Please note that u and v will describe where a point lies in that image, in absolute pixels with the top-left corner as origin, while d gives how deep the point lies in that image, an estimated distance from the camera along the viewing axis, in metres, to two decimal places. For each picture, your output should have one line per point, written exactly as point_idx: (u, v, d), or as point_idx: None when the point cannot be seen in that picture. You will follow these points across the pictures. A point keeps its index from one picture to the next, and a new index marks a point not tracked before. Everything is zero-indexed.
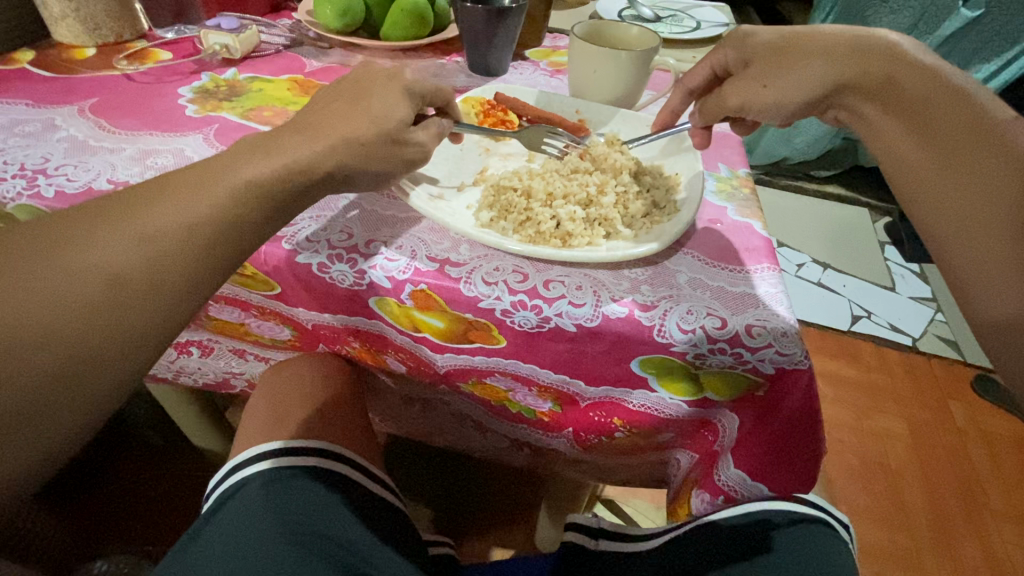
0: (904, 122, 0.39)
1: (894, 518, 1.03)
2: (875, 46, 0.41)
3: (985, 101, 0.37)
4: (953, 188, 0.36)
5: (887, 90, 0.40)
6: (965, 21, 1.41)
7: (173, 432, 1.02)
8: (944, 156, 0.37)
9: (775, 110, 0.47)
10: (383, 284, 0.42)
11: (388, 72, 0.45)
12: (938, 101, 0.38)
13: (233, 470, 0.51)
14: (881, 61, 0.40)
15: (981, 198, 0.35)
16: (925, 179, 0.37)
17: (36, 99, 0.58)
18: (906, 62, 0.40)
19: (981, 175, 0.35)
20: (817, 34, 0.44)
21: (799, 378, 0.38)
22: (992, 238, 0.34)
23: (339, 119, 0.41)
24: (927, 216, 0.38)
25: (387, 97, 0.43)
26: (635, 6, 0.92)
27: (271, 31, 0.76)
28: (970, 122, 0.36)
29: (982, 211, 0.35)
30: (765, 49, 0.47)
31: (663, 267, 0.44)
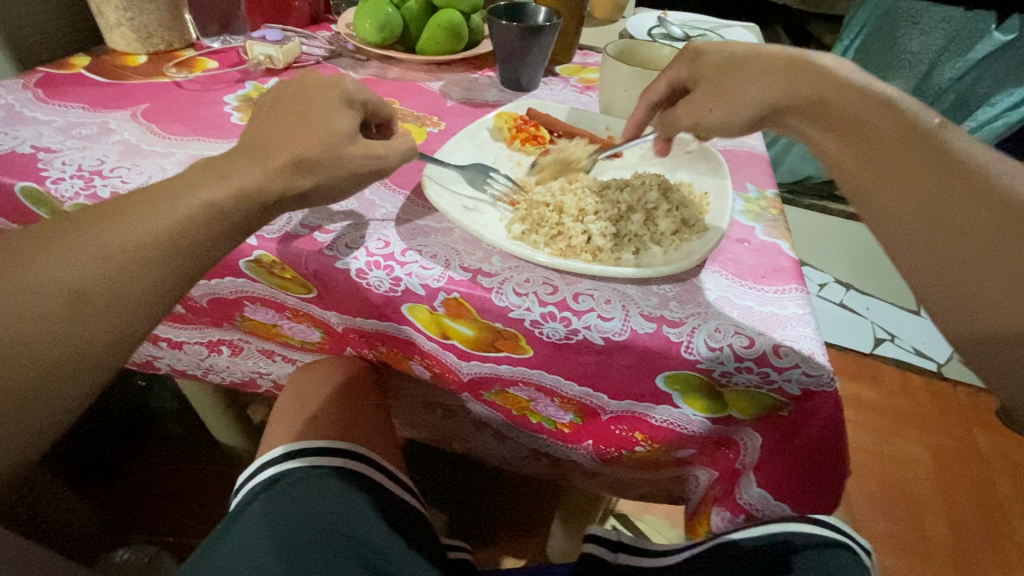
0: (841, 135, 0.39)
1: (914, 546, 1.00)
2: (807, 65, 0.42)
3: (912, 111, 0.38)
4: (898, 193, 0.36)
5: (820, 109, 0.40)
6: (996, 45, 1.38)
7: (197, 426, 1.04)
8: (883, 166, 0.37)
9: (720, 130, 0.47)
10: (418, 291, 0.43)
11: (328, 81, 0.46)
12: (871, 113, 0.38)
13: (264, 465, 0.53)
14: (813, 79, 0.41)
15: (922, 200, 0.35)
16: (867, 190, 0.37)
17: (91, 103, 0.62)
18: (835, 82, 0.40)
19: (925, 180, 0.35)
20: (752, 55, 0.45)
21: (825, 399, 0.39)
22: (956, 244, 0.34)
23: (288, 131, 0.42)
24: (876, 224, 0.37)
25: (334, 103, 0.44)
26: (666, 24, 0.93)
27: (312, 43, 0.79)
28: (903, 130, 0.37)
29: (927, 213, 0.35)
30: (706, 70, 0.48)
31: (691, 284, 0.45)
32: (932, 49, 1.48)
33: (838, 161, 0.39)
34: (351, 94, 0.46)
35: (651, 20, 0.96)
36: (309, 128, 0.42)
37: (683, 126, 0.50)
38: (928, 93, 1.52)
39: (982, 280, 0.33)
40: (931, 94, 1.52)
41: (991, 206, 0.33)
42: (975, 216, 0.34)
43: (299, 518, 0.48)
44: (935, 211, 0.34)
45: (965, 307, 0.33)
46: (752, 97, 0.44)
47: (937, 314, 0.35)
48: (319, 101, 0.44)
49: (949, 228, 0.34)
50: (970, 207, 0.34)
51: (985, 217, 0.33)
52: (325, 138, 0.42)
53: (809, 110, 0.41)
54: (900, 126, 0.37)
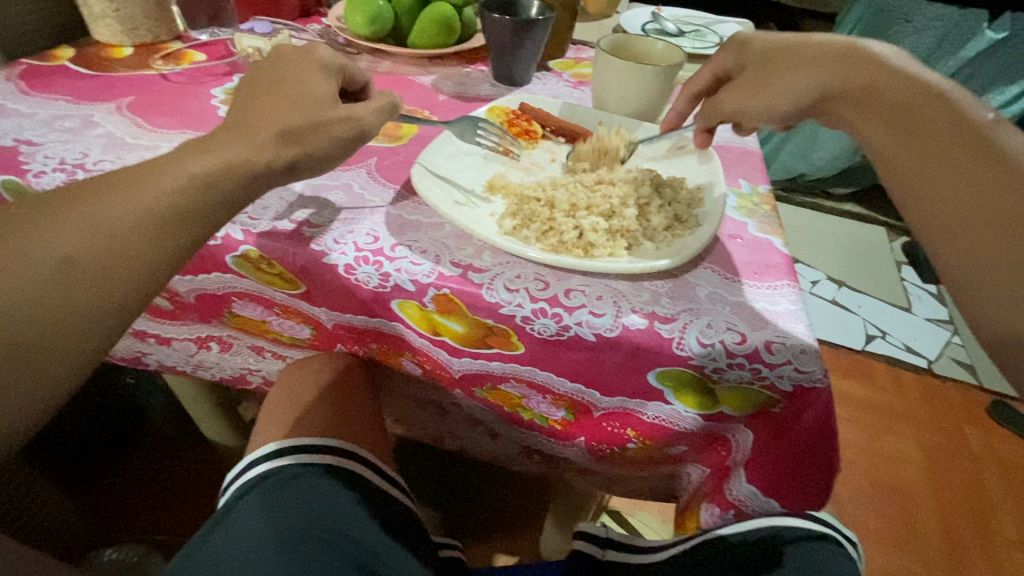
0: (892, 124, 0.39)
1: (905, 541, 1.01)
2: (860, 53, 0.42)
3: (962, 103, 0.39)
4: (949, 188, 0.37)
5: (872, 97, 0.40)
6: (989, 42, 1.41)
7: (186, 424, 1.03)
8: (934, 158, 0.38)
9: (764, 116, 0.46)
10: (407, 286, 0.43)
11: (299, 52, 0.48)
12: (922, 106, 0.39)
13: (249, 464, 0.52)
14: (867, 69, 0.41)
15: (973, 196, 0.36)
16: (914, 181, 0.38)
17: (75, 95, 0.60)
18: (888, 70, 0.41)
19: (972, 171, 0.36)
20: (806, 43, 0.45)
21: (816, 395, 0.39)
22: (997, 235, 0.35)
23: (272, 103, 0.43)
24: (919, 212, 0.38)
25: (309, 69, 0.46)
26: (660, 20, 0.93)
27: (302, 36, 0.78)
28: (954, 125, 0.38)
29: (975, 209, 0.36)
30: (757, 57, 0.48)
31: (683, 280, 0.44)
32: (925, 47, 1.48)
33: (887, 152, 0.40)
34: (327, 63, 0.48)
35: (645, 15, 0.96)
36: (291, 96, 0.43)
37: (720, 115, 0.50)
38: None
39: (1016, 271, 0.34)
40: None
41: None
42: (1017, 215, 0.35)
43: (287, 515, 0.47)
44: (983, 209, 0.36)
45: (999, 303, 0.35)
46: (806, 82, 0.43)
47: None
48: (298, 73, 0.45)
49: (995, 225, 0.35)
50: (1012, 206, 0.35)
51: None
52: (309, 106, 0.43)
53: (863, 99, 0.41)
54: (951, 120, 0.38)
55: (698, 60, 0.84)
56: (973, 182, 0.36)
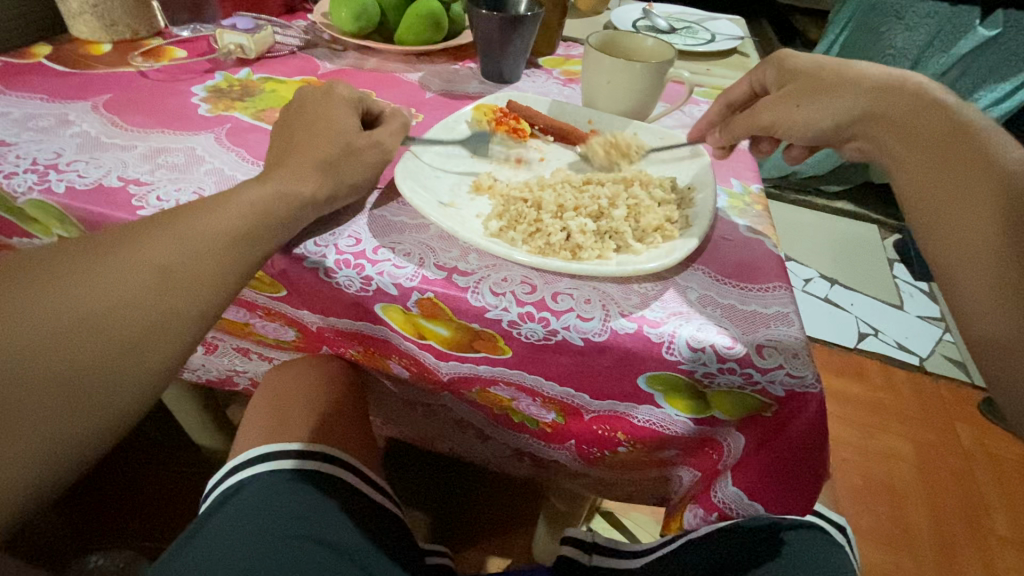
0: (921, 152, 0.41)
1: (899, 539, 1.01)
2: (905, 84, 0.44)
3: (999, 142, 0.40)
4: (972, 216, 0.38)
5: (904, 125, 0.42)
6: (981, 40, 1.39)
7: (173, 427, 1.02)
8: (959, 186, 0.39)
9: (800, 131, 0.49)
10: (390, 290, 0.41)
11: (322, 90, 0.50)
12: (951, 138, 0.40)
13: (233, 470, 0.51)
14: (905, 98, 0.43)
15: (994, 228, 0.37)
16: (938, 207, 0.39)
17: (51, 93, 0.59)
18: (928, 102, 0.42)
19: (990, 208, 0.37)
20: (852, 66, 0.47)
21: (808, 400, 0.38)
22: (1011, 275, 0.36)
23: (304, 140, 0.46)
24: (933, 241, 0.40)
25: (336, 109, 0.48)
26: (650, 17, 0.92)
27: (287, 33, 0.76)
28: (985, 157, 0.39)
29: (996, 242, 0.37)
30: (797, 76, 0.50)
31: (674, 283, 0.44)
32: (916, 45, 1.47)
33: (915, 175, 0.41)
34: (349, 98, 0.50)
35: (636, 12, 0.95)
36: (322, 133, 0.46)
37: (757, 125, 0.51)
38: None
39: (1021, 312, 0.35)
40: None
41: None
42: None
43: (270, 524, 0.46)
44: (1004, 241, 0.37)
45: (1016, 337, 0.35)
46: (847, 102, 0.46)
47: None
48: (326, 110, 0.48)
49: (1017, 259, 0.36)
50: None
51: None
52: (337, 144, 0.46)
53: (898, 123, 0.43)
54: (982, 154, 0.39)
55: (690, 57, 0.83)
56: (1000, 215, 0.37)
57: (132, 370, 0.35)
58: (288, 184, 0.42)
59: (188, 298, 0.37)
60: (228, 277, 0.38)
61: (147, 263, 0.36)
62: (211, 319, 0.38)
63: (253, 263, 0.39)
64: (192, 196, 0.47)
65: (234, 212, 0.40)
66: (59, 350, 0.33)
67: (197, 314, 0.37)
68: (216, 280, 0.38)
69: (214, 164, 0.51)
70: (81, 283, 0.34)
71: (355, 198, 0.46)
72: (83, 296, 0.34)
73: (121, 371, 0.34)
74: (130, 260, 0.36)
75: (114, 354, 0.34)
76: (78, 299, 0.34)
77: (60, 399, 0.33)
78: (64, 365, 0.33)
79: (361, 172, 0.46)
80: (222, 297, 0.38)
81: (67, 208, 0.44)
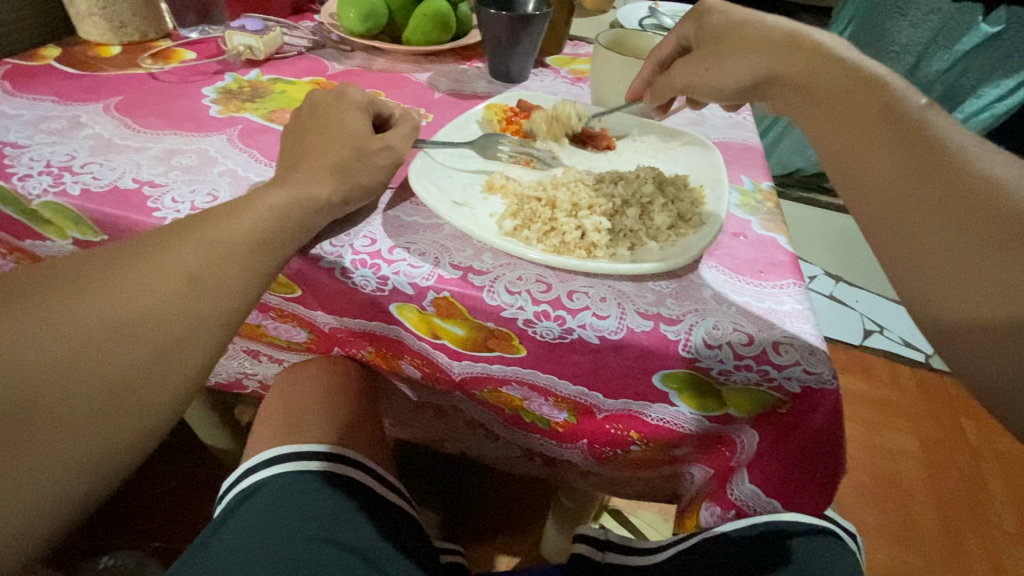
0: (824, 107, 0.40)
1: (907, 537, 1.01)
2: (803, 40, 0.43)
3: (898, 88, 0.38)
4: (880, 166, 0.36)
5: (807, 80, 0.41)
6: (984, 36, 1.39)
7: (182, 428, 1.02)
8: (868, 137, 0.37)
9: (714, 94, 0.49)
10: (406, 290, 0.41)
11: (335, 94, 0.50)
12: (853, 88, 0.39)
13: (248, 471, 0.51)
14: (806, 54, 0.42)
15: (908, 173, 0.35)
16: (848, 162, 0.38)
17: (62, 96, 0.59)
18: (823, 55, 0.41)
19: (899, 153, 0.35)
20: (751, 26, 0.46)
21: (825, 396, 0.38)
22: (931, 221, 0.33)
23: (319, 144, 0.46)
24: (853, 196, 0.37)
25: (349, 112, 0.49)
26: (656, 15, 0.92)
27: (294, 34, 0.76)
28: (884, 107, 0.37)
29: (909, 189, 0.34)
30: (710, 36, 0.49)
31: (688, 280, 0.44)
32: (919, 41, 1.48)
33: (823, 133, 0.40)
34: (360, 102, 0.50)
35: (641, 10, 0.95)
36: (336, 138, 0.47)
37: (676, 86, 0.52)
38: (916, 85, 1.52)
39: (951, 255, 0.32)
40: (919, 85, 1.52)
41: (969, 186, 0.33)
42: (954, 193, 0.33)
43: (287, 524, 0.46)
44: (915, 188, 0.34)
45: (921, 277, 0.33)
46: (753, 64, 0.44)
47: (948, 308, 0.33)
48: (336, 115, 0.48)
49: (933, 205, 0.33)
50: (947, 185, 0.33)
51: (958, 197, 0.33)
52: (348, 146, 0.46)
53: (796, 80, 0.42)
54: (880, 103, 0.37)
55: None
56: (904, 161, 0.35)
57: (157, 375, 0.35)
58: (303, 186, 0.43)
59: (210, 302, 0.37)
60: (247, 279, 0.38)
61: (169, 267, 0.36)
62: (231, 323, 0.38)
63: (271, 264, 0.39)
64: (206, 198, 0.47)
65: (251, 214, 0.40)
66: (88, 358, 0.33)
67: (216, 317, 0.37)
68: (236, 283, 0.38)
69: (227, 164, 0.51)
70: (106, 290, 0.34)
71: (368, 201, 0.46)
72: (112, 303, 0.34)
73: (148, 376, 0.34)
74: (150, 262, 0.36)
75: (140, 358, 0.34)
76: (105, 305, 0.34)
77: (86, 402, 0.33)
78: (93, 372, 0.33)
79: (375, 173, 0.46)
80: (241, 299, 0.38)
81: (83, 210, 0.45)
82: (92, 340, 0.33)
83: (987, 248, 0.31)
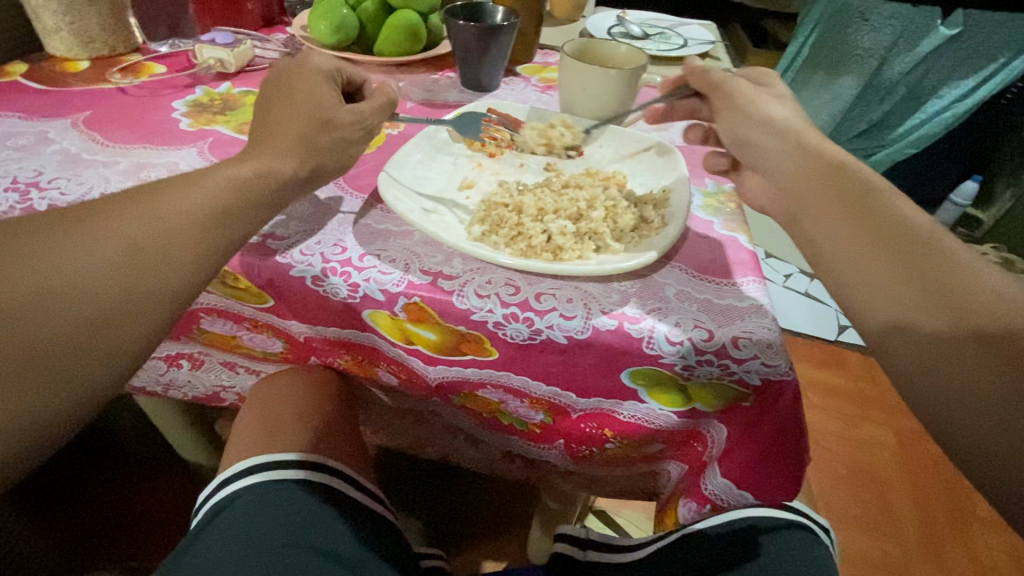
0: (855, 224, 0.38)
1: (882, 524, 1.04)
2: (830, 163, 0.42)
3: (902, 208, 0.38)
4: (879, 274, 0.35)
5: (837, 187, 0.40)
6: (944, 38, 1.38)
7: (161, 443, 1.01)
8: (861, 231, 0.37)
9: (776, 150, 0.44)
10: (377, 296, 0.42)
11: (298, 63, 0.50)
12: (864, 206, 0.38)
13: (224, 483, 0.51)
14: (840, 182, 0.40)
15: (909, 286, 0.34)
16: (849, 266, 0.37)
17: (29, 111, 0.59)
18: (850, 179, 0.40)
19: (900, 268, 0.35)
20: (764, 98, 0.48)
21: (784, 387, 0.39)
22: (925, 319, 0.33)
23: (282, 119, 0.46)
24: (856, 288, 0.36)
25: (307, 89, 0.47)
26: (624, 23, 0.94)
27: (266, 46, 0.77)
28: (841, 178, 0.41)
29: (902, 282, 0.34)
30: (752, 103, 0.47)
31: (652, 280, 0.45)
32: (882, 45, 1.44)
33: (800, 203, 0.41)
34: (325, 69, 0.50)
35: (611, 19, 0.97)
36: (300, 109, 0.46)
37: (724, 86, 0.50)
38: (881, 88, 1.53)
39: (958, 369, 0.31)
40: (882, 89, 1.53)
41: (973, 305, 0.32)
42: (960, 312, 0.32)
43: (263, 532, 0.46)
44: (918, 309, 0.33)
45: (946, 382, 0.32)
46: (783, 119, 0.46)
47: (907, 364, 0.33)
48: (297, 85, 0.47)
49: (930, 305, 0.33)
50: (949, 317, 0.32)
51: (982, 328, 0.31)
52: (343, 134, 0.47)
53: (783, 142, 0.44)
54: (873, 202, 0.38)
55: (664, 61, 0.85)
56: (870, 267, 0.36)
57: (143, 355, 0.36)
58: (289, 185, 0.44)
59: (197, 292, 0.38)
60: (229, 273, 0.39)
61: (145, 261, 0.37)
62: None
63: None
64: None
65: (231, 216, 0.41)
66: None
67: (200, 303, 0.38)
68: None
69: None
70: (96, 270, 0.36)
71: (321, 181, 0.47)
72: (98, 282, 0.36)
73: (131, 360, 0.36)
74: (129, 256, 0.37)
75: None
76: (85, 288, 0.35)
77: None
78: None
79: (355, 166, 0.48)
80: None
81: None
82: (82, 315, 0.35)
83: (942, 322, 0.32)
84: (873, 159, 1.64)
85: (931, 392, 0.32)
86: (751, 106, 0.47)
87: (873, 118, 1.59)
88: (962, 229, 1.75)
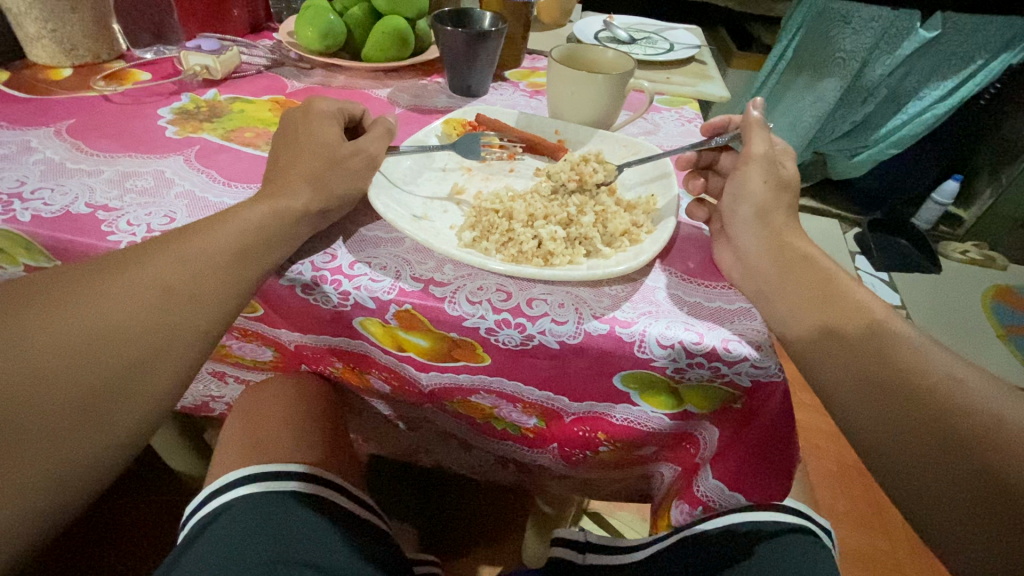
0: (818, 313, 0.42)
1: (873, 520, 1.05)
2: (793, 254, 0.47)
3: (851, 292, 0.43)
4: (841, 355, 0.40)
5: (800, 272, 0.45)
6: (922, 41, 1.41)
7: (149, 455, 0.99)
8: (822, 312, 0.42)
9: (755, 229, 0.48)
10: (368, 304, 0.42)
11: (304, 109, 0.51)
12: (826, 295, 0.43)
13: (212, 495, 0.50)
14: (802, 270, 0.45)
15: (863, 372, 0.38)
16: (814, 343, 0.41)
17: (11, 120, 0.58)
18: (809, 266, 0.46)
19: (852, 356, 0.40)
20: (765, 168, 0.50)
21: (774, 389, 0.40)
22: (877, 402, 0.37)
23: (291, 160, 0.48)
24: (821, 369, 0.40)
25: (319, 125, 0.49)
26: (611, 27, 0.94)
27: (252, 52, 0.76)
28: (802, 264, 0.46)
29: (858, 368, 0.39)
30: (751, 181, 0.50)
31: (642, 284, 0.45)
32: (863, 48, 1.46)
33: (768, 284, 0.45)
34: (330, 111, 0.51)
35: (597, 24, 0.98)
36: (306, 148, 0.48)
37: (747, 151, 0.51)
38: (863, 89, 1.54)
39: (904, 441, 0.36)
40: (863, 91, 1.55)
41: (918, 383, 0.37)
42: (909, 392, 0.37)
43: (255, 543, 0.46)
44: (862, 378, 0.38)
45: (900, 444, 0.36)
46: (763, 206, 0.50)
47: (866, 430, 0.38)
48: (303, 128, 0.49)
49: (883, 388, 0.37)
50: (894, 383, 0.37)
51: (916, 392, 0.36)
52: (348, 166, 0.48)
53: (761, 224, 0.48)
54: (832, 290, 0.43)
55: (650, 65, 0.86)
56: (824, 325, 0.41)
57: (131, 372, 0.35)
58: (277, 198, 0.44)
59: (183, 304, 0.38)
60: (213, 281, 0.39)
61: (140, 272, 0.37)
62: (205, 333, 0.38)
63: (248, 272, 0.40)
64: (162, 219, 0.46)
65: (225, 224, 0.41)
66: (49, 361, 0.33)
67: (185, 313, 0.38)
68: (213, 294, 0.39)
69: (184, 185, 0.51)
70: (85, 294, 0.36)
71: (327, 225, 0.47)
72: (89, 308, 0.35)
73: (119, 375, 0.35)
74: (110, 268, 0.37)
75: (118, 367, 0.35)
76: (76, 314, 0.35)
77: (63, 411, 0.33)
78: (64, 383, 0.33)
79: (348, 178, 0.47)
80: (197, 316, 0.38)
81: (32, 235, 0.43)
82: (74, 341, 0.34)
83: (894, 403, 0.37)
84: (857, 160, 1.67)
85: (883, 460, 0.37)
86: (750, 178, 0.50)
87: (856, 119, 1.61)
88: (944, 227, 1.76)
